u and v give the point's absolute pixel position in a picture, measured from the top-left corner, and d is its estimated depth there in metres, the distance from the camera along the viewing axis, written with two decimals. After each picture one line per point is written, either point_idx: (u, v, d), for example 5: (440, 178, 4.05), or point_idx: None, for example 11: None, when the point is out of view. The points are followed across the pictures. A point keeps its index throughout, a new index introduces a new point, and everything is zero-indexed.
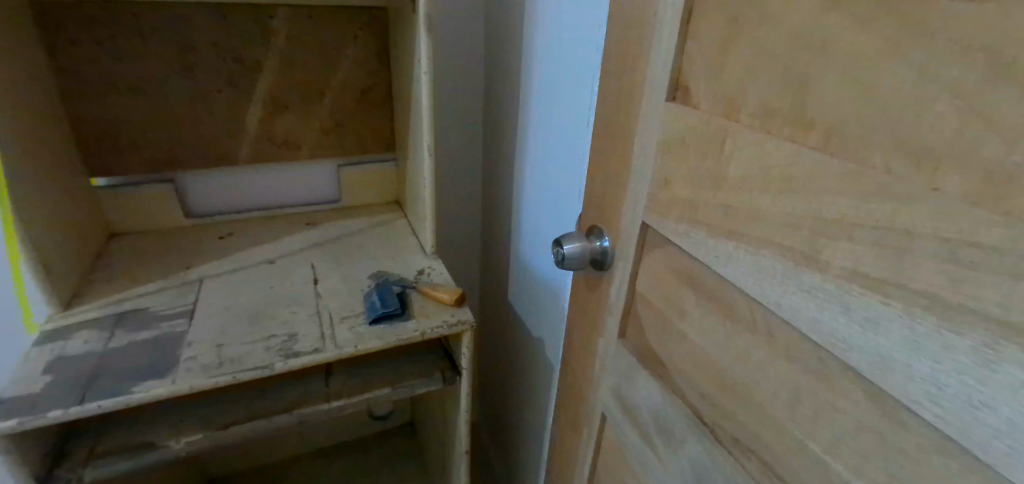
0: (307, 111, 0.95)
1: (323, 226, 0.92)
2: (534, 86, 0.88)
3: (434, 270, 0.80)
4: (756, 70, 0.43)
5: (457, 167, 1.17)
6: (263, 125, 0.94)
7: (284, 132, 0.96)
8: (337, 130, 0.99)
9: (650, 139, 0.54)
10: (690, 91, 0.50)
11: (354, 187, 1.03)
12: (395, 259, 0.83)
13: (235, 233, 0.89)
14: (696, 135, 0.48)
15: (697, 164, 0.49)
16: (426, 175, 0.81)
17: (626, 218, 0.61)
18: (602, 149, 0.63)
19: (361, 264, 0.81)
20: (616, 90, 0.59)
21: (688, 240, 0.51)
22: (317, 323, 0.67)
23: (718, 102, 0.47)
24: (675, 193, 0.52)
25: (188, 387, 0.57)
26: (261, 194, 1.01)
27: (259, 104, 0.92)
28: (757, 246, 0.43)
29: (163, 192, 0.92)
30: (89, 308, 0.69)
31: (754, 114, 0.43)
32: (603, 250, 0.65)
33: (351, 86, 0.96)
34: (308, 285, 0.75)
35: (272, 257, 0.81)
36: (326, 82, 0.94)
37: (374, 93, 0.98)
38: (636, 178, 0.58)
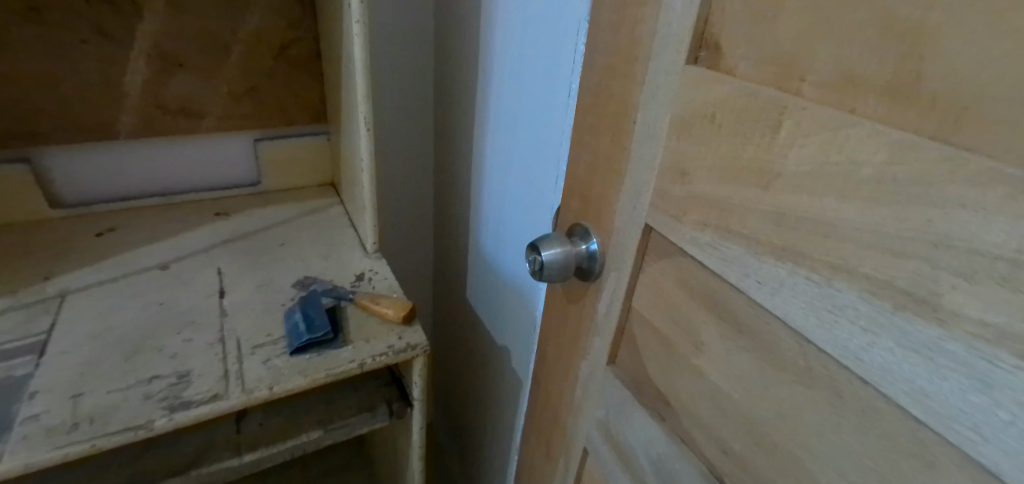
0: (210, 72, 0.77)
1: (237, 217, 0.75)
2: (498, 43, 0.72)
3: (377, 274, 0.65)
4: (831, 16, 0.29)
5: (405, 140, 1.00)
6: (150, 85, 0.75)
7: (180, 98, 0.77)
8: (252, 96, 0.81)
9: (660, 115, 0.41)
10: (720, 50, 0.36)
11: (279, 166, 0.86)
12: (328, 259, 0.67)
13: (118, 228, 0.71)
14: (731, 114, 0.35)
15: (733, 151, 0.35)
16: (363, 155, 0.65)
17: (621, 217, 0.48)
18: (589, 126, 0.49)
19: (284, 267, 0.65)
20: (609, 47, 0.45)
21: (712, 254, 0.39)
22: (218, 356, 0.52)
23: (770, 68, 0.33)
24: (696, 190, 0.39)
25: (22, 465, 0.42)
26: (158, 178, 0.82)
27: (143, 62, 0.73)
28: (829, 272, 0.30)
29: (18, 177, 0.73)
30: None
31: (825, 84, 0.30)
32: (591, 253, 0.52)
33: (267, 40, 0.78)
34: (210, 300, 0.59)
35: (166, 262, 0.64)
36: (235, 34, 0.75)
37: (298, 48, 0.80)
38: (637, 167, 0.44)
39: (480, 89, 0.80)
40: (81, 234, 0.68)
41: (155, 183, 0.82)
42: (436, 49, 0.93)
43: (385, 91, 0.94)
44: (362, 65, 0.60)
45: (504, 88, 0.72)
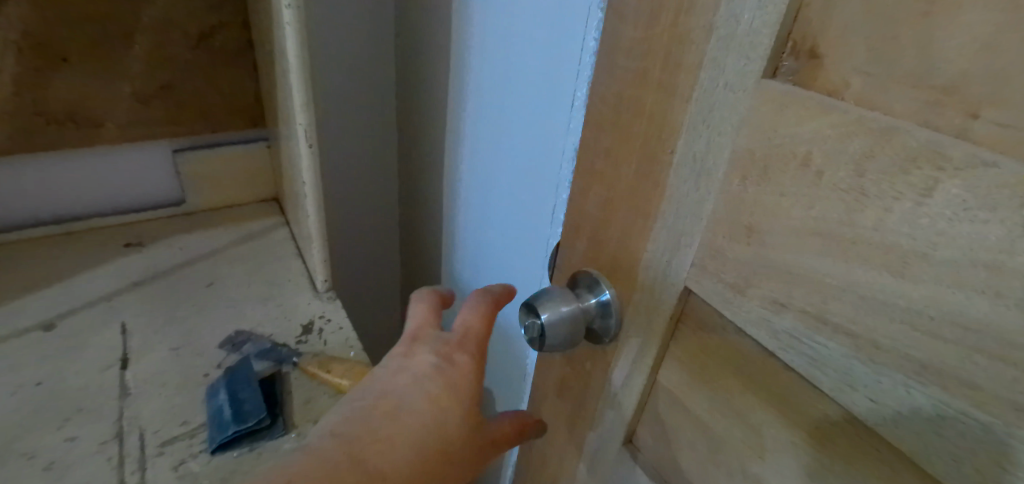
0: (105, 70, 0.69)
1: (151, 249, 0.73)
2: (476, 33, 0.59)
3: (328, 322, 0.63)
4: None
5: (365, 139, 0.87)
6: (29, 81, 0.66)
7: (69, 100, 0.69)
8: (163, 96, 0.74)
9: (717, 147, 0.29)
10: (820, 60, 0.24)
11: (201, 182, 0.81)
12: (268, 303, 0.65)
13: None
14: (842, 157, 0.23)
15: (847, 212, 0.24)
16: (305, 176, 0.54)
17: (645, 272, 0.36)
18: (603, 149, 0.37)
19: (211, 319, 0.62)
20: (637, 45, 0.32)
21: (793, 347, 0.28)
22: (115, 461, 0.48)
23: (921, 92, 0.21)
24: (773, 258, 0.27)
25: None
26: (57, 207, 0.77)
27: (16, 55, 0.64)
28: (1014, 417, 0.20)
29: None
30: None
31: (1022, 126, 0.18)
32: (603, 307, 0.40)
33: (184, 25, 0.70)
34: (109, 372, 0.55)
35: (53, 320, 0.61)
36: (146, 19, 0.68)
37: (219, 37, 0.72)
38: (676, 212, 0.32)
39: (454, 85, 0.67)
40: None
41: (54, 210, 0.77)
42: (399, 35, 0.79)
43: (338, 84, 0.80)
44: (300, 72, 0.47)
45: (485, 89, 0.60)
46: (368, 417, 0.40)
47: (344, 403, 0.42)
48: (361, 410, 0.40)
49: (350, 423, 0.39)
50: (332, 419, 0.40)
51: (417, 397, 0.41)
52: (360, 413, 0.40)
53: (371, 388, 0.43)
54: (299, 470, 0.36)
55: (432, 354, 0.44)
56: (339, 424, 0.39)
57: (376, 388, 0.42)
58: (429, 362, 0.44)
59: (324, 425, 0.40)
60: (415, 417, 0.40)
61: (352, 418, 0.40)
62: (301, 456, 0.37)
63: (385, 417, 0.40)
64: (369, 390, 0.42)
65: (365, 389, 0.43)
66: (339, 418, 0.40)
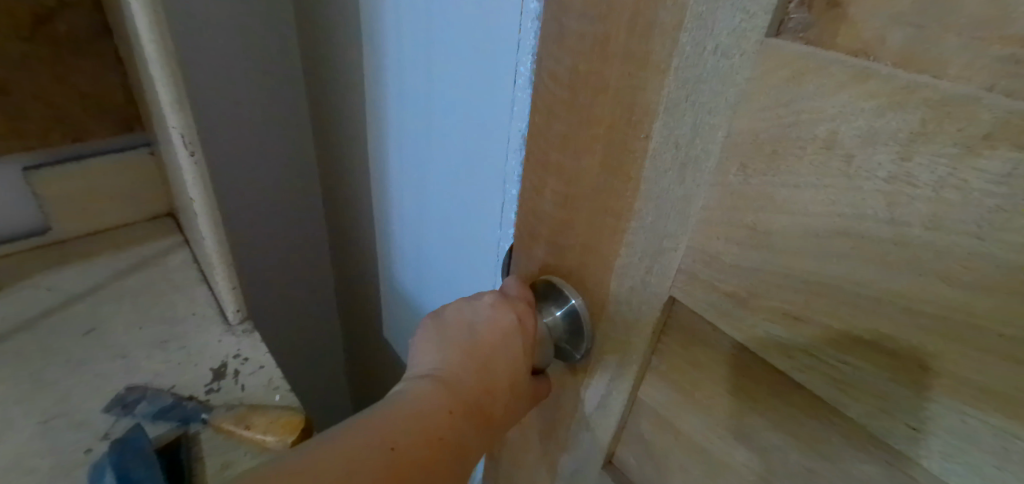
0: None
1: (14, 294, 0.63)
2: (387, 9, 0.51)
3: (245, 363, 0.58)
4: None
5: (275, 134, 0.77)
6: None
7: None
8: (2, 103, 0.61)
9: (706, 129, 0.23)
10: (844, 11, 0.18)
11: (73, 205, 0.70)
12: (168, 349, 0.59)
13: None
14: (883, 136, 0.18)
15: (888, 207, 0.19)
16: (193, 192, 0.52)
17: (616, 280, 0.30)
18: (558, 138, 0.31)
19: (97, 375, 0.55)
20: (591, 6, 0.26)
21: (806, 368, 0.23)
22: None
23: (990, 46, 0.15)
24: (784, 264, 0.22)
25: None
26: None
27: None
28: None
29: None
30: None
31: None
32: (570, 320, 0.34)
33: (12, 10, 0.58)
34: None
35: None
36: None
37: (63, 22, 0.61)
38: (656, 211, 0.27)
39: (370, 70, 0.59)
40: None
41: None
42: (300, 12, 0.69)
43: (232, 74, 0.70)
44: (165, 83, 0.45)
45: (407, 70, 0.52)
46: (469, 356, 0.36)
47: (441, 331, 0.38)
48: (461, 348, 0.36)
49: (454, 362, 0.36)
50: (437, 350, 0.37)
51: (508, 349, 0.35)
52: (460, 352, 0.36)
53: (462, 323, 0.37)
54: (423, 401, 0.35)
55: (513, 306, 0.35)
56: (445, 360, 0.37)
57: (468, 326, 0.37)
58: (511, 320, 0.35)
59: (430, 354, 0.38)
60: (506, 369, 0.36)
61: (457, 356, 0.37)
62: (417, 390, 0.35)
63: (481, 364, 0.36)
64: (462, 327, 0.37)
65: (456, 323, 0.37)
66: (443, 355, 0.37)
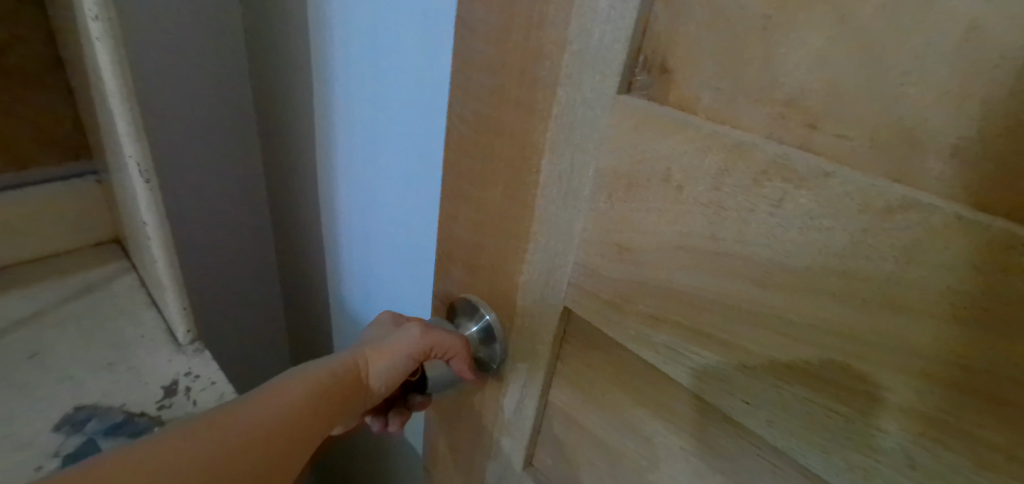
0: None
1: None
2: (335, 54, 0.56)
3: (195, 379, 0.58)
4: (888, 22, 0.18)
5: (228, 163, 0.78)
6: None
7: None
8: None
9: (581, 166, 0.28)
10: (674, 74, 0.24)
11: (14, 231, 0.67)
12: (115, 371, 0.57)
13: None
14: (701, 170, 0.23)
15: (710, 226, 0.24)
16: (147, 219, 0.54)
17: (523, 295, 0.35)
18: (469, 171, 0.35)
19: (41, 400, 0.54)
20: (490, 62, 0.31)
21: (670, 360, 0.28)
22: None
23: (767, 106, 0.22)
24: (645, 275, 0.27)
25: None
26: None
27: None
28: (865, 405, 0.22)
29: None
30: None
31: (861, 134, 0.20)
32: (486, 333, 0.38)
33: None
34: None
35: None
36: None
37: (19, 52, 0.62)
38: (550, 233, 0.31)
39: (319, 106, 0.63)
40: None
41: None
42: (250, 49, 0.72)
43: (182, 107, 0.71)
44: (123, 115, 0.48)
45: (353, 106, 0.57)
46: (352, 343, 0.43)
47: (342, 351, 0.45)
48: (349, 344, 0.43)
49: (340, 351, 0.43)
50: None
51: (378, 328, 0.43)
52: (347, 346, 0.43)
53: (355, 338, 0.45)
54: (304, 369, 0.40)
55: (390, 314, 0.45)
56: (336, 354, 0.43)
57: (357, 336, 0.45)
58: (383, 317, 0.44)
59: None
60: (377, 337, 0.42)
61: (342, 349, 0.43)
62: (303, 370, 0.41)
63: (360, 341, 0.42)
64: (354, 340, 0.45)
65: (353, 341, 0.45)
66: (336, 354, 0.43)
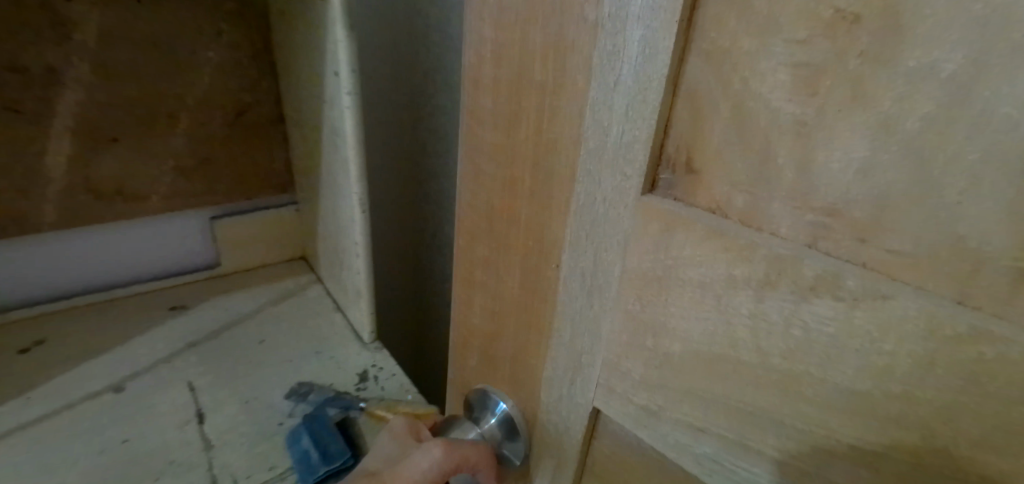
0: (142, 142, 0.57)
1: (190, 312, 0.61)
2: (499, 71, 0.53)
3: (382, 370, 0.55)
4: (936, 136, 0.17)
5: (388, 172, 0.70)
6: (72, 172, 0.55)
7: (112, 178, 0.57)
8: (206, 170, 0.62)
9: (606, 264, 0.26)
10: (699, 175, 0.23)
11: (240, 246, 0.67)
12: (321, 359, 0.55)
13: (45, 339, 0.55)
14: (745, 277, 0.21)
15: (753, 337, 0.22)
16: (358, 239, 0.54)
17: (548, 390, 0.32)
18: (481, 259, 0.34)
19: (276, 376, 0.53)
20: (500, 152, 0.30)
21: (714, 474, 0.25)
22: None
23: (806, 213, 0.20)
24: (684, 381, 0.25)
25: None
26: (96, 271, 0.62)
27: (71, 124, 0.53)
28: None
29: None
30: None
31: (911, 251, 0.18)
32: (508, 427, 0.36)
33: (206, 96, 0.58)
34: (190, 428, 0.46)
35: (119, 382, 0.51)
36: (175, 102, 0.57)
37: (256, 111, 0.62)
38: (574, 329, 0.29)
39: None
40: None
41: (75, 281, 0.62)
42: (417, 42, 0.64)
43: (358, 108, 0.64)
44: (354, 143, 0.49)
45: None
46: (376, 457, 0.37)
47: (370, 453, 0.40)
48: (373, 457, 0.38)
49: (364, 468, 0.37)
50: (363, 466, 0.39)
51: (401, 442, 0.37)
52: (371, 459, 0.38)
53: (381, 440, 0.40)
54: None
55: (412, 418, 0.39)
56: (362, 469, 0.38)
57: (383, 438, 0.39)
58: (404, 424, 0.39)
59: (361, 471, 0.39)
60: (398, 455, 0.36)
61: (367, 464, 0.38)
62: None
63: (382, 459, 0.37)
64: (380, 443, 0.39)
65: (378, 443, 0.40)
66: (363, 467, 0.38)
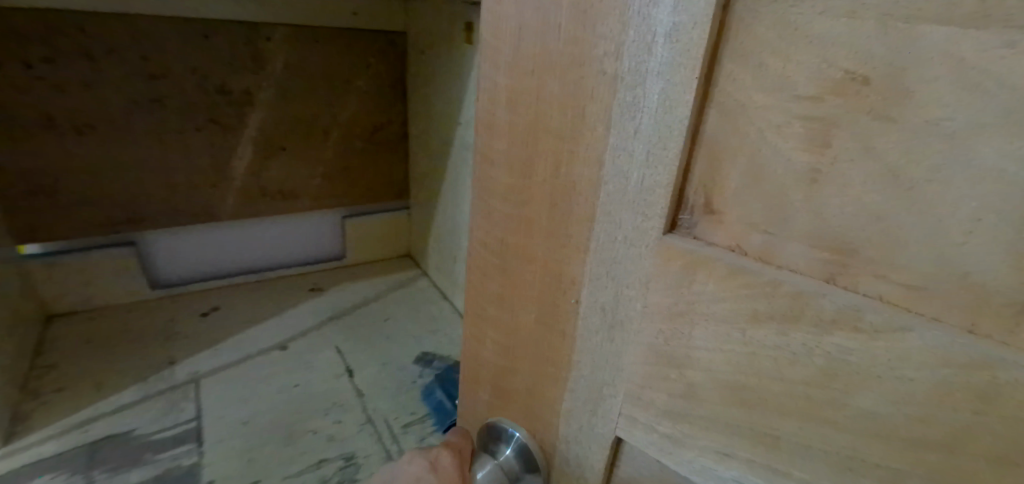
0: (305, 151, 0.89)
1: (327, 291, 0.93)
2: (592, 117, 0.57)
3: None
4: (941, 184, 0.19)
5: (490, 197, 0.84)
6: (255, 162, 0.86)
7: (281, 179, 0.89)
8: (337, 176, 0.94)
9: (627, 300, 0.27)
10: (718, 216, 0.24)
11: (361, 242, 1.02)
12: (438, 334, 0.84)
13: (219, 306, 0.87)
14: (766, 310, 0.23)
15: (776, 367, 0.23)
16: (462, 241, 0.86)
17: (567, 421, 0.33)
18: (494, 295, 0.34)
19: (407, 338, 0.83)
20: (514, 193, 0.31)
21: None
22: (376, 439, 0.64)
23: (822, 251, 0.22)
24: (709, 409, 0.26)
25: None
26: (251, 256, 0.95)
27: (248, 146, 0.84)
28: None
29: (88, 266, 0.81)
30: (32, 440, 0.60)
31: (920, 285, 0.20)
32: (526, 460, 0.36)
33: (349, 122, 0.90)
34: (342, 379, 0.73)
35: (283, 343, 0.79)
36: (333, 120, 0.89)
37: (393, 124, 0.94)
38: (594, 361, 0.30)
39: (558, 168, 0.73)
40: (188, 314, 0.84)
41: (237, 262, 0.94)
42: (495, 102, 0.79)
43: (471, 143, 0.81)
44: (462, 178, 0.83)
45: None
46: None
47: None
48: None
49: None
50: None
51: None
52: None
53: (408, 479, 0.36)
54: None
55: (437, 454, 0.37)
56: None
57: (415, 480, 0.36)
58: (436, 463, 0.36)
59: None
60: None
61: None
62: None
63: None
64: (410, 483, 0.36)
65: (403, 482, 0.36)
66: None
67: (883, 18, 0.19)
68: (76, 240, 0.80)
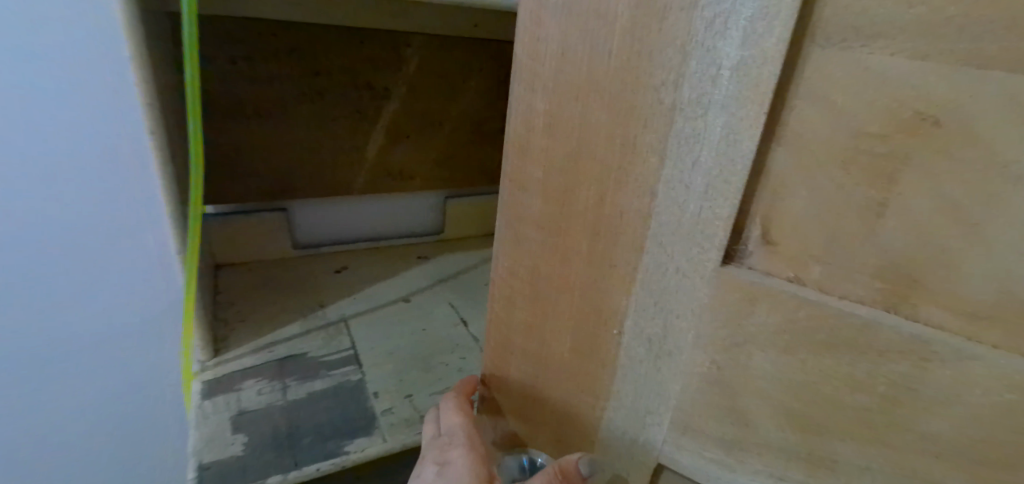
0: (425, 143, 0.74)
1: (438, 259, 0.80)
2: None
3: None
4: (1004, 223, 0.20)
5: None
6: (380, 159, 0.73)
7: (401, 163, 0.75)
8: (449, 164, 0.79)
9: (677, 330, 0.27)
10: (776, 247, 0.25)
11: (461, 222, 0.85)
12: None
13: (347, 265, 0.76)
14: (833, 339, 0.23)
15: (836, 393, 0.24)
16: None
17: (604, 449, 0.33)
18: (523, 325, 0.33)
19: None
20: (549, 222, 0.30)
21: None
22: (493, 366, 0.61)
23: (882, 281, 0.23)
24: (763, 434, 0.27)
25: (401, 444, 0.50)
26: (375, 224, 0.81)
27: (379, 134, 0.71)
28: None
29: (269, 226, 0.72)
30: (243, 352, 0.58)
31: (978, 314, 0.22)
32: None
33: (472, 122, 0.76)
34: (459, 329, 0.65)
35: (405, 295, 0.70)
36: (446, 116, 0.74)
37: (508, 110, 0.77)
38: (638, 389, 0.30)
39: None
40: (322, 268, 0.74)
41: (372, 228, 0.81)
42: None
43: None
44: None
45: None
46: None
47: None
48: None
49: None
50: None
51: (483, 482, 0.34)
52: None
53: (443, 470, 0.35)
54: None
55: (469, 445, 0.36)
56: None
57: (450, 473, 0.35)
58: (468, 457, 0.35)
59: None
60: None
61: None
62: None
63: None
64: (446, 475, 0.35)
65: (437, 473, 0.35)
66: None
67: (954, 62, 0.19)
68: (247, 202, 0.69)
